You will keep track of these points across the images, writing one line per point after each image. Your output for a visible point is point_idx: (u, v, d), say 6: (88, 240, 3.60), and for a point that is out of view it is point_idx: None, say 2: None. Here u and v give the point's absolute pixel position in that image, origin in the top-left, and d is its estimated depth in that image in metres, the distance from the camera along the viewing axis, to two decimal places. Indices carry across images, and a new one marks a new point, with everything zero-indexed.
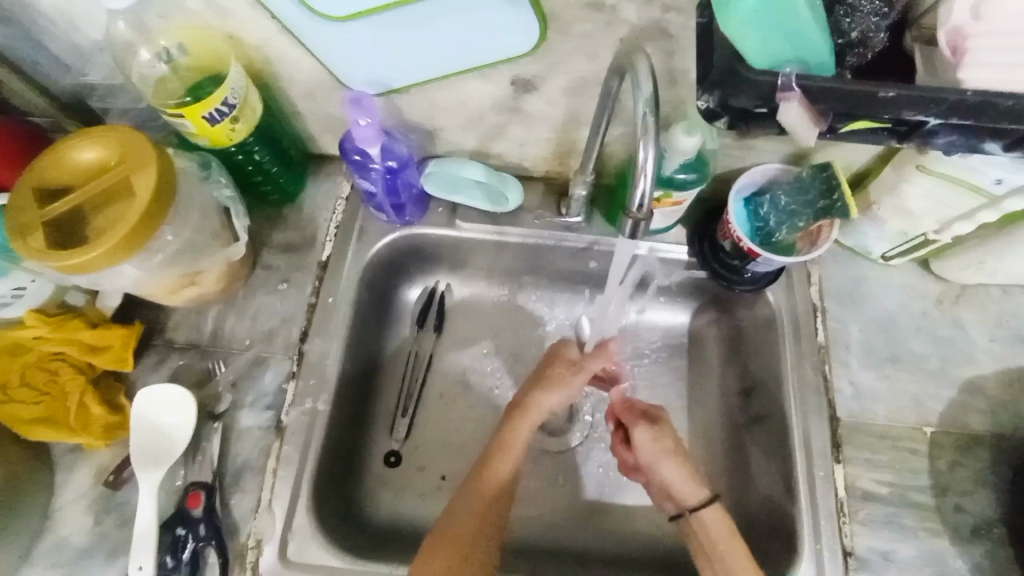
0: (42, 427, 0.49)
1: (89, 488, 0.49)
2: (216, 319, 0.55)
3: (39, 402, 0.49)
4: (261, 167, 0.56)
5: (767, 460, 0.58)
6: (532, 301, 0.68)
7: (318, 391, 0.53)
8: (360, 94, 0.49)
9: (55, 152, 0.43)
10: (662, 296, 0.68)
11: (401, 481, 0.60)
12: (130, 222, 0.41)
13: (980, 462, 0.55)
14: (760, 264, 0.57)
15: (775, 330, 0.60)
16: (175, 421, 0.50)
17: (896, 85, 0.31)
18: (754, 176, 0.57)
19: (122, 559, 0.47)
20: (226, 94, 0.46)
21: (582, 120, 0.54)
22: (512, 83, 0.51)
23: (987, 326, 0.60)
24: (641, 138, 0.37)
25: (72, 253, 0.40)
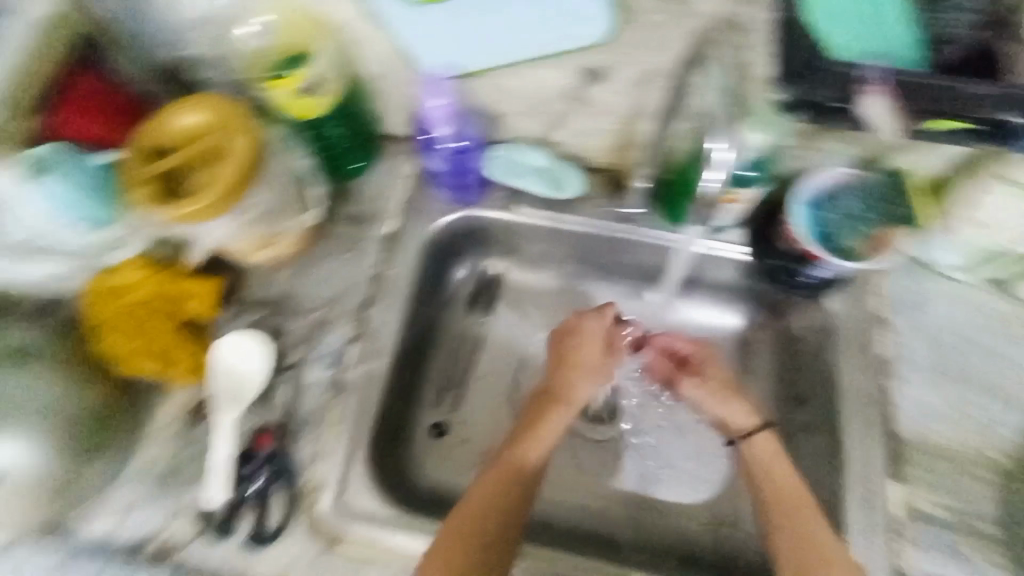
0: (140, 361, 0.53)
1: (172, 420, 0.55)
2: (287, 280, 0.60)
3: (134, 342, 0.53)
4: (337, 145, 0.59)
5: (811, 469, 0.57)
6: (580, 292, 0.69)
7: (376, 354, 0.57)
8: (437, 77, 0.54)
9: (165, 117, 0.48)
10: (712, 296, 0.67)
11: (444, 451, 0.63)
12: (226, 186, 0.46)
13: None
14: (817, 269, 0.55)
15: (831, 339, 0.59)
16: (253, 369, 0.55)
17: (983, 86, 0.38)
18: (823, 178, 0.55)
19: (197, 487, 0.53)
20: (314, 70, 0.51)
21: (647, 112, 0.55)
22: (578, 73, 0.53)
23: None
24: (708, 138, 0.44)
25: (173, 208, 0.46)
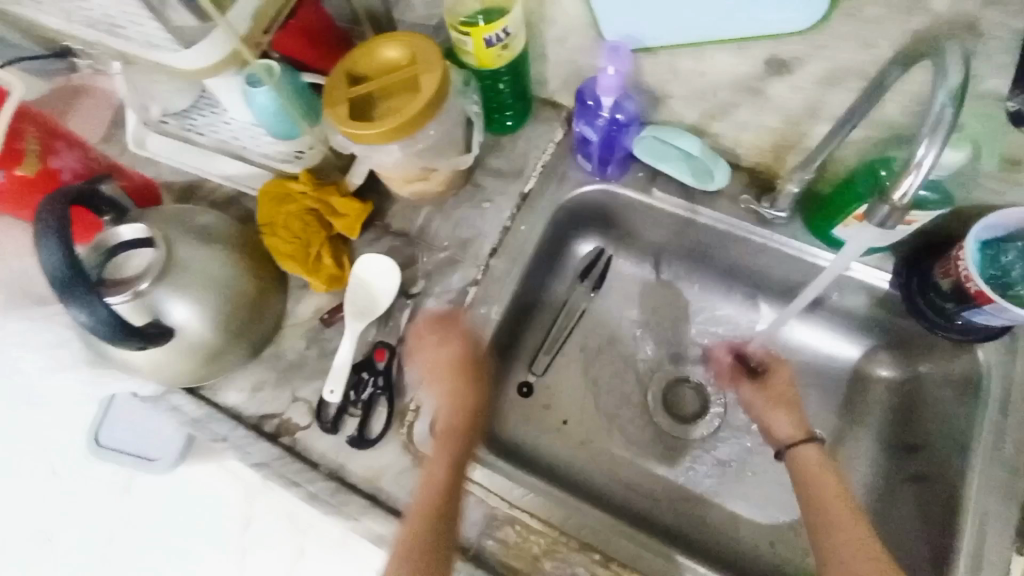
0: (290, 261, 0.60)
1: (308, 318, 0.62)
2: (426, 216, 0.64)
3: (292, 242, 0.60)
4: (501, 98, 0.63)
5: (919, 525, 0.53)
6: (694, 289, 0.69)
7: (493, 300, 0.60)
8: (618, 44, 0.54)
9: (369, 47, 0.53)
10: (839, 323, 0.64)
11: (527, 411, 0.65)
12: (408, 115, 0.49)
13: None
14: (978, 314, 0.51)
15: (977, 394, 0.53)
16: (384, 288, 0.60)
17: None
18: (1009, 218, 0.49)
19: (319, 381, 0.59)
20: (507, 23, 0.53)
21: (824, 115, 0.53)
22: (766, 61, 0.50)
23: None
24: (926, 134, 0.36)
25: (360, 127, 0.50)
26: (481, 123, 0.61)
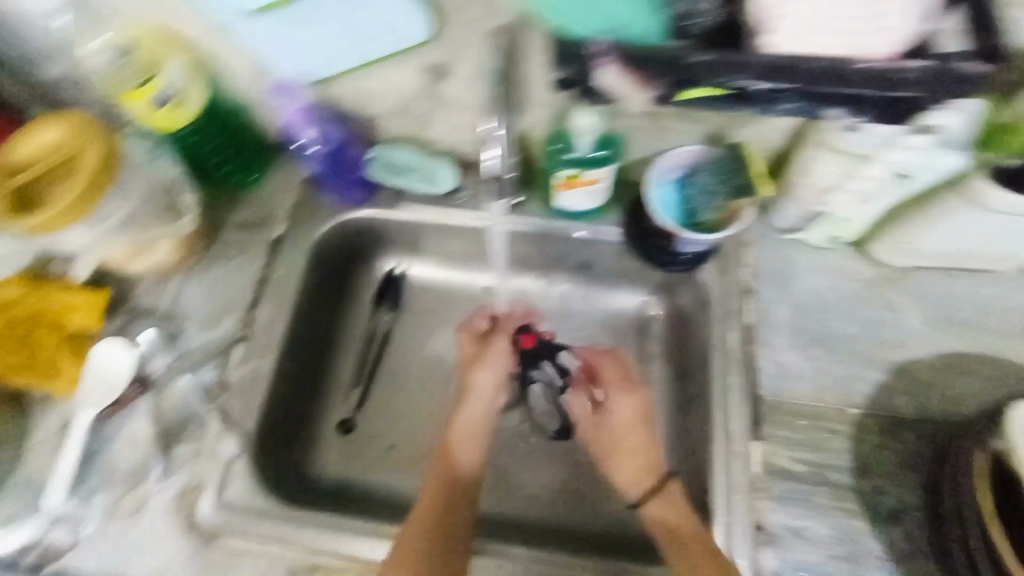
0: (20, 373, 0.77)
1: (51, 432, 0.78)
2: (173, 287, 0.86)
3: (14, 356, 0.77)
4: (215, 150, 0.84)
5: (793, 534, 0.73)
6: (592, 231, 0.92)
7: (371, 269, 1.00)
8: (285, 84, 0.75)
9: (28, 132, 0.67)
10: (781, 341, 0.83)
11: (362, 446, 0.91)
12: (80, 187, 0.64)
13: (900, 478, 0.74)
14: (688, 243, 0.82)
15: (785, 404, 0.79)
16: (108, 374, 0.78)
17: (710, 57, 0.45)
18: (675, 157, 0.81)
19: (188, 477, 0.77)
20: (161, 87, 0.69)
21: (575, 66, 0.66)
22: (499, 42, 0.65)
23: (919, 304, 0.82)
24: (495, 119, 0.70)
25: (34, 218, 0.63)
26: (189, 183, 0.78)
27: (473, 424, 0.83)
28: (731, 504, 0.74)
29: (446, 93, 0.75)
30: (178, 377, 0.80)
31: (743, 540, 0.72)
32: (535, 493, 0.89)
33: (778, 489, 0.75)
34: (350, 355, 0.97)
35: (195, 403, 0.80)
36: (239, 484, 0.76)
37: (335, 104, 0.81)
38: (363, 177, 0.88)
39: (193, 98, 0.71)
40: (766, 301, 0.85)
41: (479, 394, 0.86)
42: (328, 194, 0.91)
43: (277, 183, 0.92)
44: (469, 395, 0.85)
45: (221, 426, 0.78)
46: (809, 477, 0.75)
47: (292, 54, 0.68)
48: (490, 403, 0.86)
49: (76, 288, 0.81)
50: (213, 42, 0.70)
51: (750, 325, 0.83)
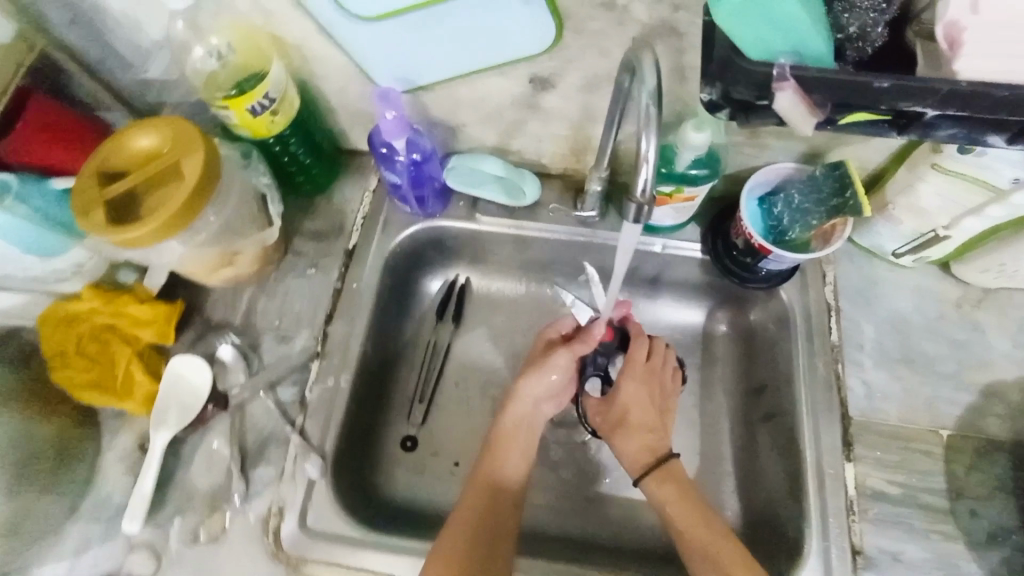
0: (96, 389, 0.76)
1: (129, 447, 0.77)
2: (248, 298, 0.84)
3: (89, 370, 0.77)
4: (297, 159, 0.85)
5: (887, 556, 0.72)
6: (671, 248, 0.90)
7: (436, 279, 0.97)
8: (387, 92, 0.73)
9: (123, 139, 0.67)
10: (868, 361, 0.82)
11: (426, 463, 0.88)
12: (180, 199, 0.63)
13: (997, 502, 0.74)
14: (773, 261, 0.82)
15: (877, 424, 0.78)
16: (193, 384, 0.78)
17: (890, 79, 0.43)
18: (768, 175, 0.81)
19: (269, 497, 0.74)
20: (266, 92, 0.69)
21: (686, 78, 0.67)
22: (612, 51, 0.66)
23: (1001, 326, 0.83)
24: (645, 131, 0.52)
25: (132, 230, 0.62)
26: (275, 191, 0.78)
27: (515, 441, 0.80)
28: (826, 528, 0.73)
29: (545, 105, 0.76)
30: (257, 395, 0.79)
31: (838, 564, 0.72)
32: (590, 517, 0.86)
33: (875, 513, 0.74)
34: (412, 369, 0.94)
35: (276, 421, 0.78)
36: (322, 507, 0.74)
37: (422, 112, 0.81)
38: (444, 186, 0.86)
39: (287, 104, 0.73)
40: (852, 320, 0.84)
41: (524, 409, 0.82)
42: (403, 204, 0.88)
43: (351, 193, 0.91)
44: (511, 411, 0.81)
45: (301, 446, 0.76)
46: (904, 499, 0.74)
47: (402, 57, 0.70)
48: (531, 416, 0.82)
49: (148, 303, 0.80)
50: (316, 45, 0.72)
51: (837, 345, 0.82)
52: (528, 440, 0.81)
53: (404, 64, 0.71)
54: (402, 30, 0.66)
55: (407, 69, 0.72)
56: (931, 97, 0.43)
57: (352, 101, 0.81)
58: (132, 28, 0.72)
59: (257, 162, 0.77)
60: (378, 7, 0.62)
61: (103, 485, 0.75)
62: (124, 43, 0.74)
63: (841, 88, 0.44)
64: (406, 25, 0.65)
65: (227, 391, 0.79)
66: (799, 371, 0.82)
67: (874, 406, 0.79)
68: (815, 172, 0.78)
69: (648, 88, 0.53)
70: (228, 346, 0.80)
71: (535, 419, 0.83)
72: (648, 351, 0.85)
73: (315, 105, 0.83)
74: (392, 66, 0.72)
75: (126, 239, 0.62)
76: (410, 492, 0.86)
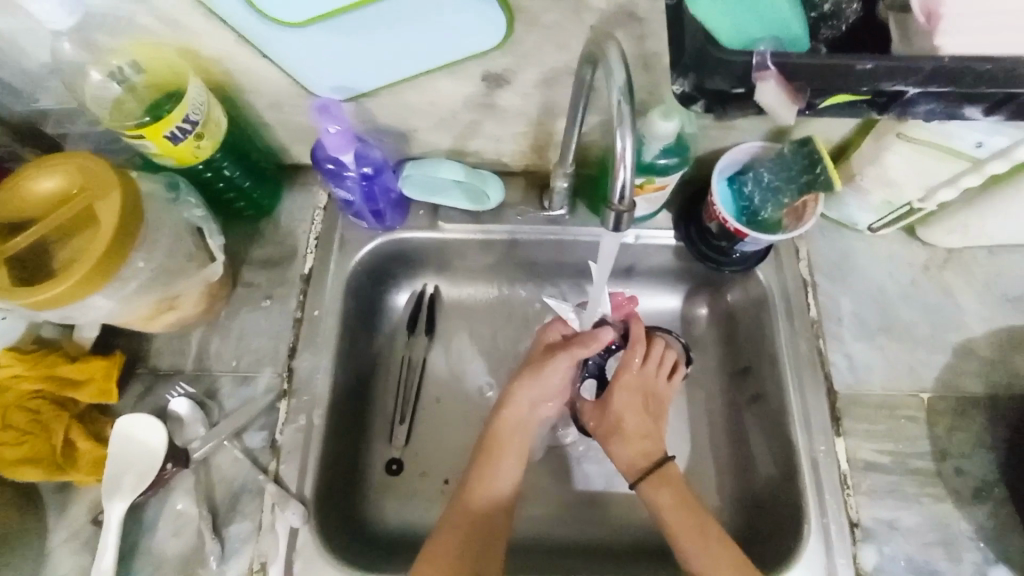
0: (32, 465, 0.68)
1: (83, 519, 0.70)
2: (199, 339, 0.77)
3: (21, 445, 0.68)
4: (234, 183, 0.78)
5: (884, 526, 0.73)
6: (644, 238, 0.87)
7: (404, 293, 0.90)
8: (327, 104, 0.66)
9: (20, 186, 0.60)
10: (847, 334, 0.82)
11: (411, 487, 0.81)
12: (96, 251, 0.57)
13: (980, 458, 0.76)
14: (749, 243, 0.80)
15: (861, 396, 0.79)
16: (147, 444, 0.70)
17: (873, 60, 0.41)
18: (736, 156, 0.79)
19: (248, 555, 0.69)
20: (186, 114, 0.63)
21: (649, 63, 0.65)
22: (568, 43, 0.62)
23: (968, 286, 0.85)
24: (620, 128, 0.49)
25: (43, 290, 0.56)
26: (211, 222, 0.73)
27: (508, 451, 0.75)
28: (824, 506, 0.74)
29: (501, 103, 0.71)
30: (221, 445, 0.73)
31: (838, 539, 0.72)
32: (585, 520, 0.81)
33: (868, 484, 0.75)
34: (387, 393, 0.86)
35: (247, 471, 0.72)
36: (307, 557, 0.68)
37: (370, 120, 0.75)
38: (401, 197, 0.80)
39: (213, 127, 0.67)
40: (829, 294, 0.84)
41: (520, 413, 0.78)
42: (360, 220, 0.82)
43: (301, 212, 0.84)
44: (507, 415, 0.77)
45: (278, 493, 0.69)
46: (894, 468, 0.75)
47: (344, 64, 0.63)
48: (527, 421, 0.78)
49: (81, 361, 0.72)
50: (241, 59, 0.65)
51: (816, 320, 0.82)
52: (522, 447, 0.76)
53: (343, 71, 0.65)
54: (340, 35, 0.59)
55: (348, 77, 0.66)
56: (914, 77, 0.42)
57: (290, 114, 0.74)
58: (22, 53, 0.63)
59: (186, 193, 0.71)
60: (307, 11, 0.56)
61: (58, 567, 0.68)
62: (9, 70, 0.65)
63: (821, 73, 0.42)
64: (339, 27, 0.58)
65: (187, 446, 0.72)
66: (783, 351, 0.81)
67: (857, 377, 0.80)
68: (782, 149, 0.76)
69: (617, 83, 0.49)
70: (181, 398, 0.74)
71: (534, 421, 0.79)
72: (645, 355, 0.82)
73: (250, 122, 0.76)
74: (330, 75, 0.65)
75: (44, 298, 0.56)
76: (398, 523, 0.80)
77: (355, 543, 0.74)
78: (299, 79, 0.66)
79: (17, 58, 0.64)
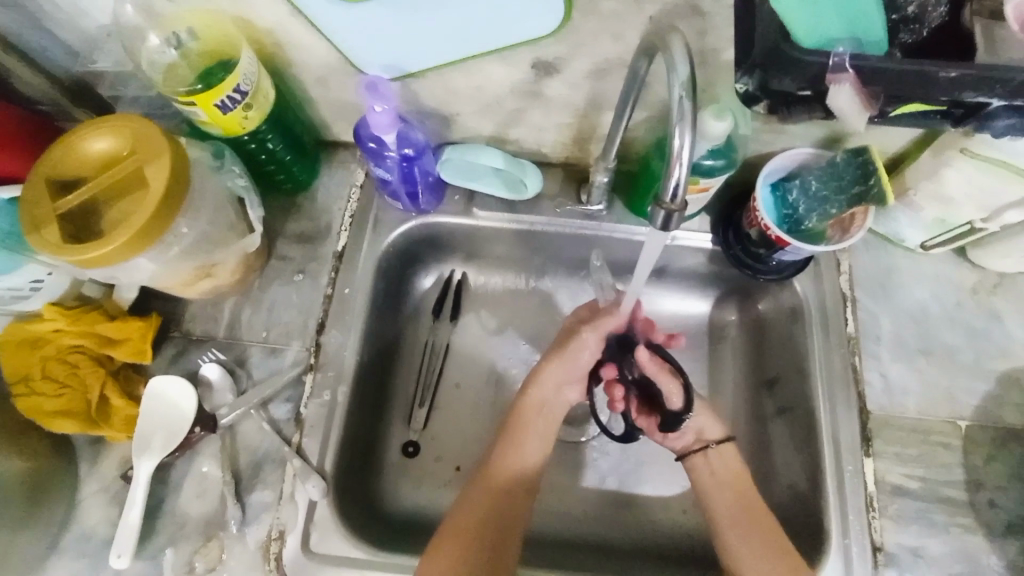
0: (68, 418, 0.70)
1: (112, 474, 0.72)
2: (230, 307, 0.78)
3: (59, 398, 0.71)
4: (274, 154, 0.78)
5: (907, 552, 0.71)
6: (679, 239, 0.85)
7: (431, 276, 0.90)
8: (376, 83, 0.66)
9: (72, 145, 0.61)
10: (884, 353, 0.80)
11: (426, 468, 0.82)
12: (147, 213, 0.58)
13: (1015, 492, 0.73)
14: (790, 252, 0.77)
15: (894, 416, 0.77)
16: (176, 407, 0.72)
17: (957, 69, 0.39)
18: (783, 162, 0.77)
19: (267, 521, 0.70)
20: (238, 83, 0.63)
21: (705, 59, 0.63)
22: (623, 36, 0.61)
23: (1016, 313, 0.81)
24: (678, 125, 0.48)
25: (96, 248, 0.57)
26: (252, 192, 0.73)
27: (535, 428, 0.75)
28: (847, 526, 0.72)
29: (548, 92, 0.70)
30: (248, 414, 0.74)
31: (859, 562, 0.70)
32: (601, 520, 0.81)
33: (894, 509, 0.73)
34: (409, 374, 0.87)
35: (271, 441, 0.73)
36: (324, 529, 0.69)
37: (414, 100, 0.74)
38: (438, 179, 0.79)
39: (261, 98, 0.67)
40: (868, 310, 0.82)
41: (546, 394, 0.77)
42: (395, 202, 0.81)
43: (337, 189, 0.84)
44: (533, 395, 0.77)
45: (301, 467, 0.70)
46: (924, 495, 0.73)
47: (396, 42, 0.63)
48: (552, 404, 0.77)
49: (119, 320, 0.74)
50: (292, 31, 0.65)
51: (853, 337, 0.80)
52: (546, 435, 0.76)
53: (390, 48, 0.64)
54: (396, 14, 0.59)
55: (396, 55, 0.65)
56: (1001, 87, 0.40)
57: (336, 90, 0.74)
58: (82, 14, 0.64)
59: (231, 162, 0.72)
60: None
61: (84, 519, 0.70)
62: (67, 31, 0.66)
63: (900, 80, 0.41)
64: (397, 5, 0.58)
65: (215, 412, 0.73)
66: (816, 364, 0.79)
67: (891, 398, 0.77)
68: (835, 158, 0.74)
69: (680, 78, 0.48)
70: (212, 364, 0.75)
71: (558, 406, 0.78)
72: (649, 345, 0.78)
73: (296, 94, 0.76)
74: (378, 52, 0.65)
75: (92, 256, 0.57)
76: (411, 504, 0.80)
77: (369, 519, 0.75)
78: (348, 54, 0.66)
79: (76, 19, 0.65)
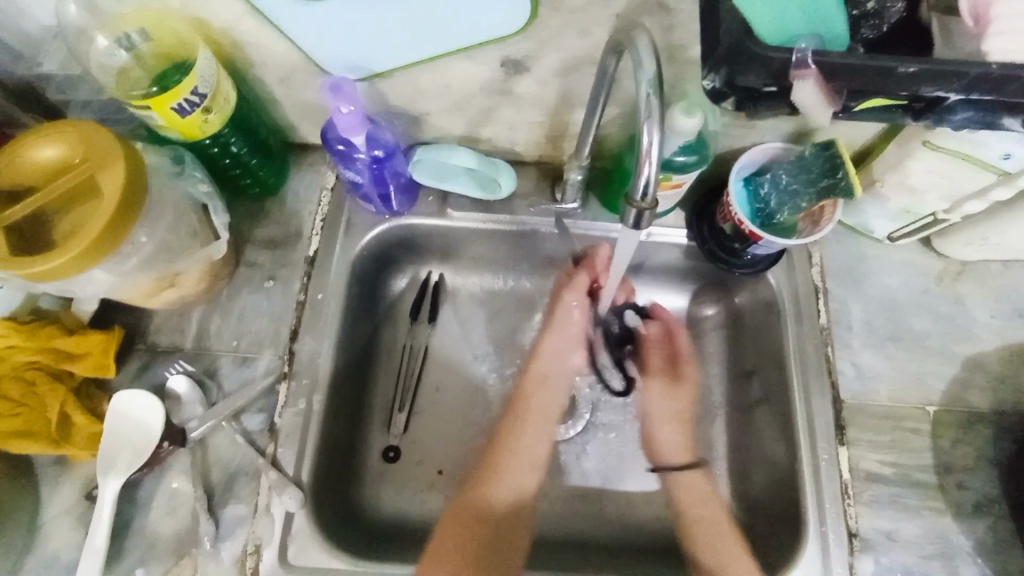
0: (25, 438, 0.67)
1: (76, 494, 0.69)
2: (197, 317, 0.76)
3: (15, 419, 0.67)
4: (239, 157, 0.75)
5: (882, 537, 0.73)
6: (655, 235, 0.85)
7: (406, 278, 0.89)
8: (340, 84, 0.64)
9: (19, 153, 0.59)
10: (856, 342, 0.81)
11: (406, 473, 0.81)
12: (102, 223, 0.56)
13: (982, 473, 0.75)
14: (764, 246, 0.78)
15: (866, 404, 0.78)
16: (142, 422, 0.69)
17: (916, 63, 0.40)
18: (753, 156, 0.78)
19: (242, 536, 0.68)
20: (196, 85, 0.61)
21: (673, 55, 0.63)
22: (590, 32, 0.60)
23: (979, 299, 0.83)
24: (647, 122, 0.47)
25: (47, 261, 0.55)
26: (217, 198, 0.71)
27: (535, 411, 0.78)
28: (823, 514, 0.73)
29: (518, 89, 0.69)
30: (220, 426, 0.72)
31: (837, 549, 0.72)
32: (584, 519, 0.81)
33: (869, 495, 0.74)
34: (387, 379, 0.85)
35: (245, 454, 0.71)
36: (302, 541, 0.68)
37: (382, 100, 0.72)
38: (411, 181, 0.78)
39: (221, 101, 0.65)
40: (839, 301, 0.83)
41: (547, 367, 0.81)
42: (367, 204, 0.80)
43: (307, 192, 0.82)
44: (535, 368, 0.81)
45: (276, 479, 0.68)
46: (897, 480, 0.75)
47: (360, 40, 0.61)
48: (560, 374, 0.81)
49: (78, 335, 0.71)
50: (252, 30, 0.63)
51: (825, 327, 0.81)
52: (545, 417, 0.78)
53: (354, 46, 0.62)
54: (359, 12, 0.58)
55: (360, 53, 0.63)
56: (960, 80, 0.40)
57: (301, 90, 0.72)
58: (24, 15, 0.61)
59: (191, 167, 0.69)
60: None
61: (47, 543, 0.67)
62: (9, 32, 0.63)
63: (861, 74, 0.41)
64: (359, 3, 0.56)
65: (184, 425, 0.71)
66: (791, 355, 0.80)
67: (863, 387, 0.79)
68: (804, 152, 0.75)
69: (647, 76, 0.47)
70: (180, 376, 0.72)
71: (562, 375, 0.82)
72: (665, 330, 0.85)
73: (259, 96, 0.74)
74: (342, 50, 0.63)
75: (43, 270, 0.55)
76: (392, 510, 0.79)
77: (349, 528, 0.74)
78: (310, 53, 0.64)
79: (18, 19, 0.62)
